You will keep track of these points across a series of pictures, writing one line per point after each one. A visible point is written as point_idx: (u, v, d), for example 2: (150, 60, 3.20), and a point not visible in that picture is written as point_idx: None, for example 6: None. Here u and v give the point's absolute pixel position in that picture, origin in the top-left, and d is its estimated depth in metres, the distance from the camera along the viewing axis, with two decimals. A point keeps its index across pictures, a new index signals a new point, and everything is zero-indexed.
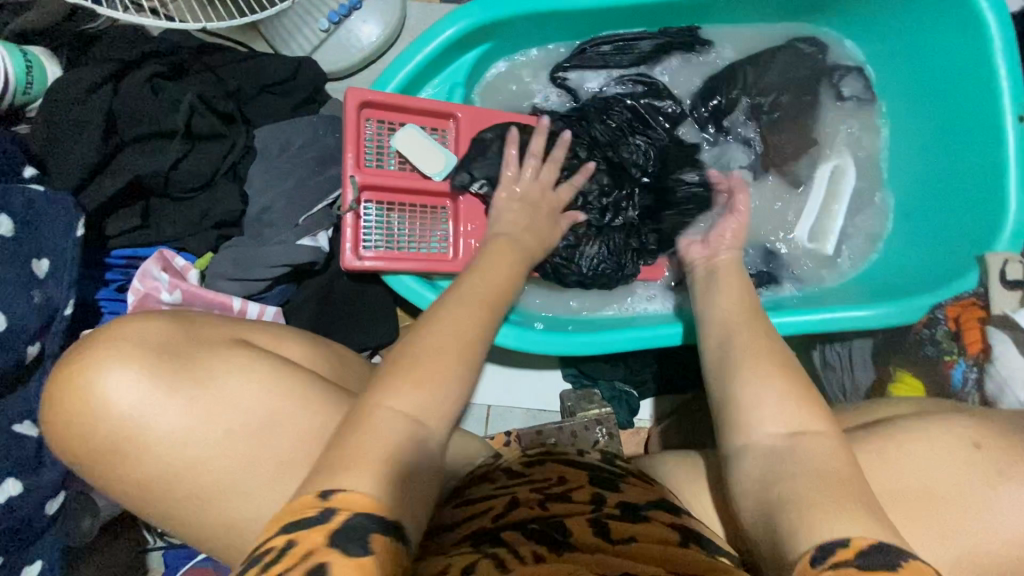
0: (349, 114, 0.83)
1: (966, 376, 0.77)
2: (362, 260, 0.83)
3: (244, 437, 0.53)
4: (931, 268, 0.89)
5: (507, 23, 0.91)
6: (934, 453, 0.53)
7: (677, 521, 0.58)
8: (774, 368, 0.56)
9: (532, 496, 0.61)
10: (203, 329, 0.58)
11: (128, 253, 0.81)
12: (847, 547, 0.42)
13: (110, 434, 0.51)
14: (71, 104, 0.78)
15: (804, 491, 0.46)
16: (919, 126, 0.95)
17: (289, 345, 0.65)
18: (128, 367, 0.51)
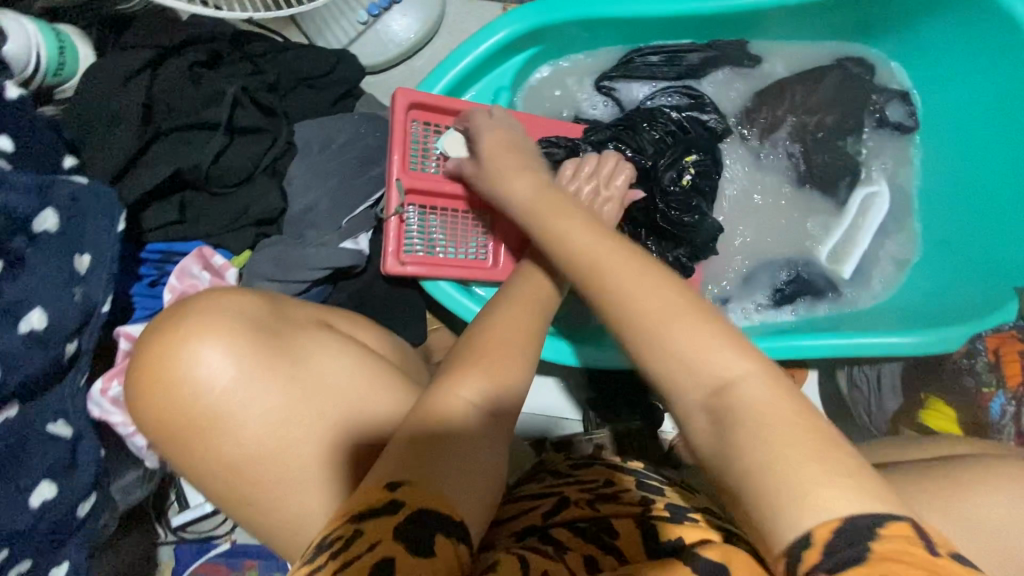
0: (397, 112, 0.80)
1: (1004, 409, 0.79)
2: (404, 264, 0.81)
3: (332, 420, 0.54)
4: (969, 296, 0.88)
5: (559, 28, 0.89)
6: (994, 494, 0.54)
7: (726, 527, 0.56)
8: (676, 314, 0.47)
9: (582, 495, 0.59)
10: (288, 309, 0.59)
11: (163, 247, 0.78)
12: (810, 536, 0.37)
13: (207, 407, 0.51)
14: (110, 89, 0.75)
15: (768, 471, 0.41)
16: (963, 153, 0.95)
17: (363, 334, 0.65)
18: (230, 339, 0.51)
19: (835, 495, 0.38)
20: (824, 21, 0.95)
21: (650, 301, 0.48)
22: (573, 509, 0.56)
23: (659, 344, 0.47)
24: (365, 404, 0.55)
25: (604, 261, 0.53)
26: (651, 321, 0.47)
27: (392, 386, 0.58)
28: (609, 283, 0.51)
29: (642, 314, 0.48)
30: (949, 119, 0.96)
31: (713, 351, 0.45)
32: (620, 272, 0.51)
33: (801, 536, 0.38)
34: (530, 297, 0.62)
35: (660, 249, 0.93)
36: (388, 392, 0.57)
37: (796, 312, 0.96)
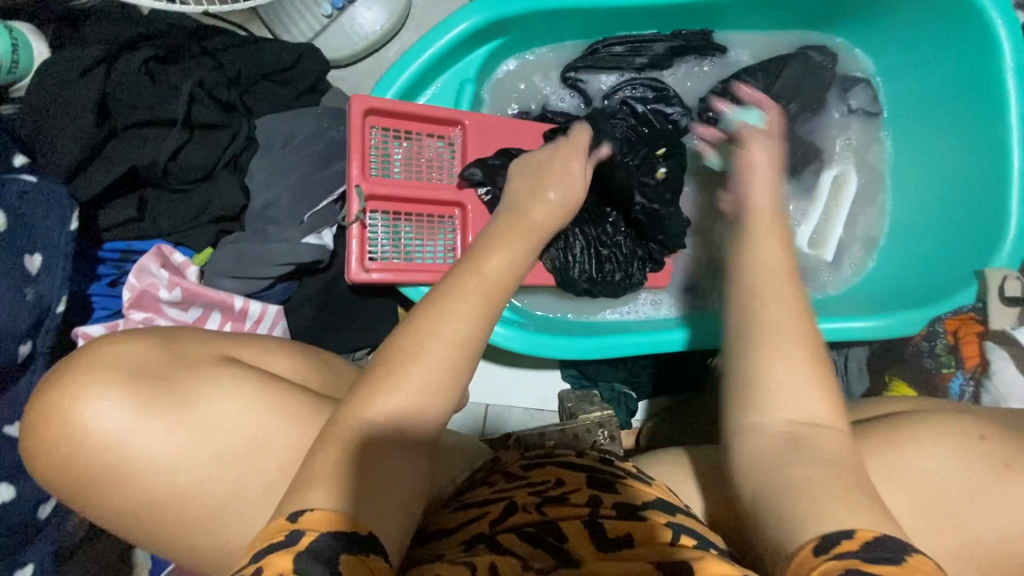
0: (354, 119, 0.80)
1: (964, 388, 0.80)
2: (368, 271, 0.81)
3: (229, 460, 0.53)
4: (931, 279, 0.89)
5: (522, 19, 0.89)
6: (945, 451, 0.52)
7: (676, 519, 0.58)
8: (802, 351, 0.46)
9: (530, 499, 0.61)
10: (186, 347, 0.57)
11: (122, 246, 0.77)
12: (851, 537, 0.37)
13: (92, 463, 0.50)
14: (61, 88, 0.73)
15: (798, 487, 0.41)
16: (923, 136, 0.96)
17: (276, 359, 0.64)
18: (109, 395, 0.51)
19: (857, 512, 0.39)
20: (787, 9, 0.95)
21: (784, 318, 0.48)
22: (519, 512, 0.59)
23: (782, 363, 0.46)
24: (266, 441, 0.54)
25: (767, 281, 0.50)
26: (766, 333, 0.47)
27: (299, 414, 0.56)
28: (749, 311, 0.49)
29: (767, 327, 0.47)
30: (913, 106, 0.97)
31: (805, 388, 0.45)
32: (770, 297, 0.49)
33: (821, 535, 0.37)
34: (478, 288, 0.51)
35: (632, 245, 0.93)
36: (297, 420, 0.55)
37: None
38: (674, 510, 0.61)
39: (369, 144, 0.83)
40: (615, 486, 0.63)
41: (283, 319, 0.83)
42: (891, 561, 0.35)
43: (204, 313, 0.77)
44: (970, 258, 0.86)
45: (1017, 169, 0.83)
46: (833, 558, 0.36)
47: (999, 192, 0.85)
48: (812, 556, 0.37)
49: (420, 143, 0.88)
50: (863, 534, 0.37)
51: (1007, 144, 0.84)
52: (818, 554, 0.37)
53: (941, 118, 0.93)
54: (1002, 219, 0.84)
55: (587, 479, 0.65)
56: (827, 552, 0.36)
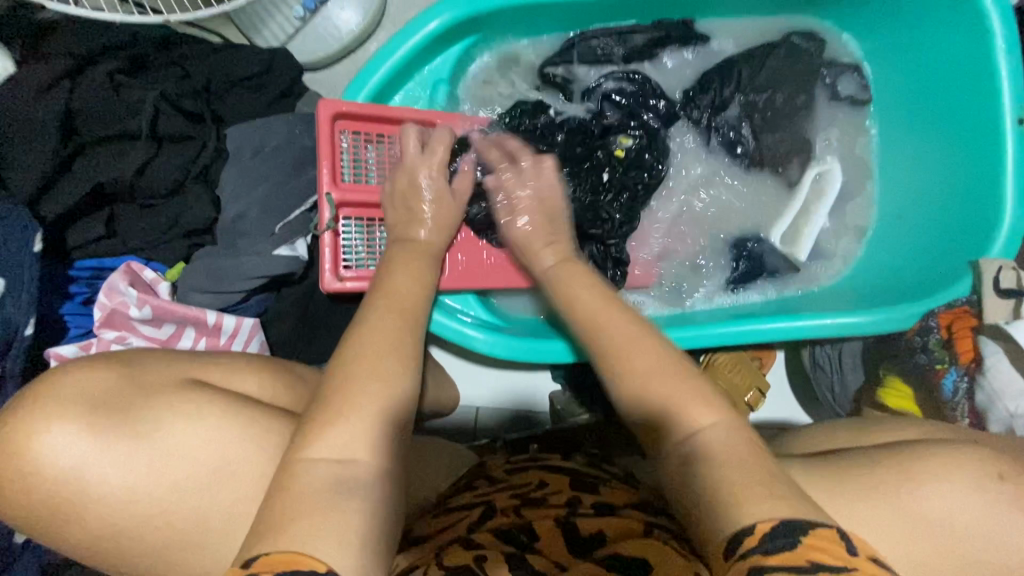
0: (323, 125, 0.78)
1: (957, 385, 0.77)
2: (342, 281, 0.79)
3: (190, 489, 0.53)
4: (924, 272, 0.87)
5: (494, 15, 0.87)
6: (951, 481, 0.54)
7: (651, 519, 0.63)
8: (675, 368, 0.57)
9: (509, 503, 0.65)
10: (147, 373, 0.57)
11: (94, 264, 0.77)
12: (753, 534, 0.42)
13: (47, 496, 0.49)
14: (22, 106, 0.72)
15: (721, 486, 0.46)
16: (911, 123, 0.93)
17: (242, 380, 0.63)
18: (64, 426, 0.50)
19: (767, 505, 0.44)
20: None
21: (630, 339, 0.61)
22: (498, 518, 0.63)
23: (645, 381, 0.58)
24: (228, 467, 0.54)
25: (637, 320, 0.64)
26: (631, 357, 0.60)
27: (258, 445, 0.56)
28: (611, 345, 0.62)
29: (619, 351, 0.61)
30: (904, 92, 0.93)
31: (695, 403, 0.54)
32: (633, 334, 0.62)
33: (738, 531, 0.43)
34: (398, 304, 0.63)
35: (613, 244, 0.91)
36: (260, 442, 0.56)
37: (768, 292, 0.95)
38: (654, 511, 0.65)
39: (340, 149, 0.81)
40: (595, 489, 0.68)
41: (260, 332, 0.81)
42: (790, 546, 0.40)
43: (179, 329, 0.76)
44: (961, 248, 0.84)
45: (1013, 155, 0.80)
46: (740, 558, 0.41)
47: (991, 180, 0.82)
48: (725, 560, 0.42)
49: (393, 147, 0.85)
50: (759, 527, 0.42)
51: (1000, 129, 0.81)
52: (728, 556, 0.42)
53: (931, 103, 0.90)
54: (997, 206, 0.81)
55: (570, 486, 0.69)
56: (732, 553, 0.42)
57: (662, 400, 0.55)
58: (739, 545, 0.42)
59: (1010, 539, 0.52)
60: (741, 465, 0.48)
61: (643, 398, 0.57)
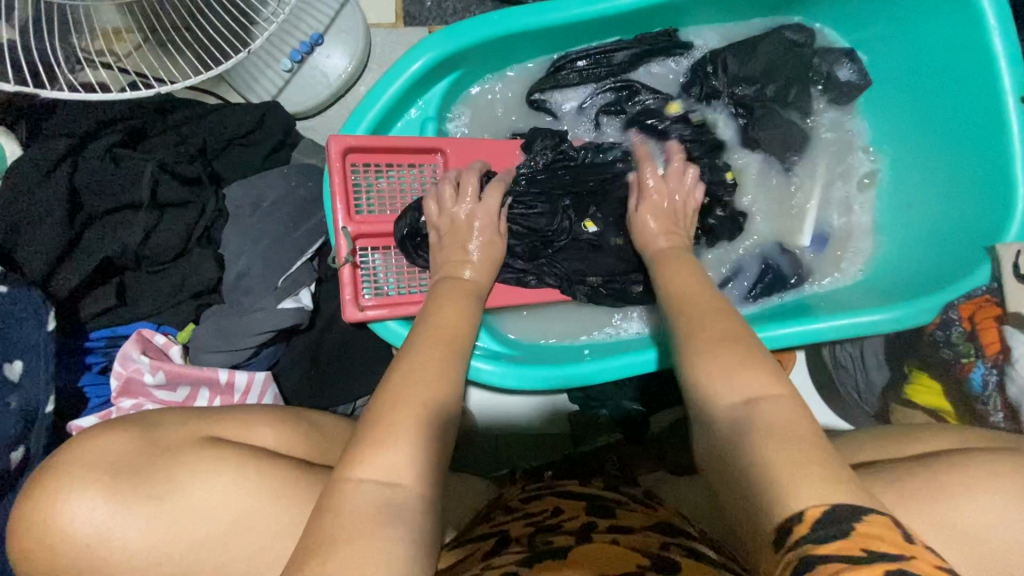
0: (334, 162, 0.79)
1: (986, 379, 0.74)
2: (364, 311, 0.80)
3: (212, 548, 0.53)
4: (939, 261, 0.84)
5: (476, 48, 0.87)
6: (1005, 506, 0.55)
7: (670, 538, 0.63)
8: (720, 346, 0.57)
9: (524, 530, 0.66)
10: (166, 433, 0.57)
11: (107, 333, 0.78)
12: (802, 520, 0.40)
13: (78, 561, 0.50)
14: (31, 188, 0.75)
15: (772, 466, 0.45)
16: (908, 112, 0.92)
17: (261, 431, 0.63)
18: (89, 495, 0.51)
19: (819, 488, 0.42)
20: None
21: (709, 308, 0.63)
22: (514, 543, 0.63)
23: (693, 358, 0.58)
24: (239, 544, 0.54)
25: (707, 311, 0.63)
26: (705, 358, 0.56)
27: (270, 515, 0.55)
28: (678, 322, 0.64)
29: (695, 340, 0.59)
30: (901, 79, 0.92)
31: (747, 379, 0.52)
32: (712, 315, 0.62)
33: (785, 516, 0.42)
34: (447, 336, 0.67)
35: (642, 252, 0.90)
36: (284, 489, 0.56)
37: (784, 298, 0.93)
38: (675, 531, 0.65)
39: (352, 183, 0.82)
40: (612, 512, 0.69)
41: (272, 384, 0.80)
42: (841, 535, 0.38)
43: (193, 391, 0.77)
44: (973, 238, 0.82)
45: (1017, 134, 0.79)
46: (790, 547, 0.40)
47: (1000, 168, 0.81)
48: (775, 550, 0.41)
49: (402, 174, 0.86)
50: (809, 514, 0.40)
51: (1002, 110, 0.80)
52: (780, 547, 0.41)
53: (928, 89, 0.88)
54: (1008, 190, 0.80)
55: (586, 506, 0.71)
56: (784, 540, 0.40)
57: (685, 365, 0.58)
58: (787, 533, 0.41)
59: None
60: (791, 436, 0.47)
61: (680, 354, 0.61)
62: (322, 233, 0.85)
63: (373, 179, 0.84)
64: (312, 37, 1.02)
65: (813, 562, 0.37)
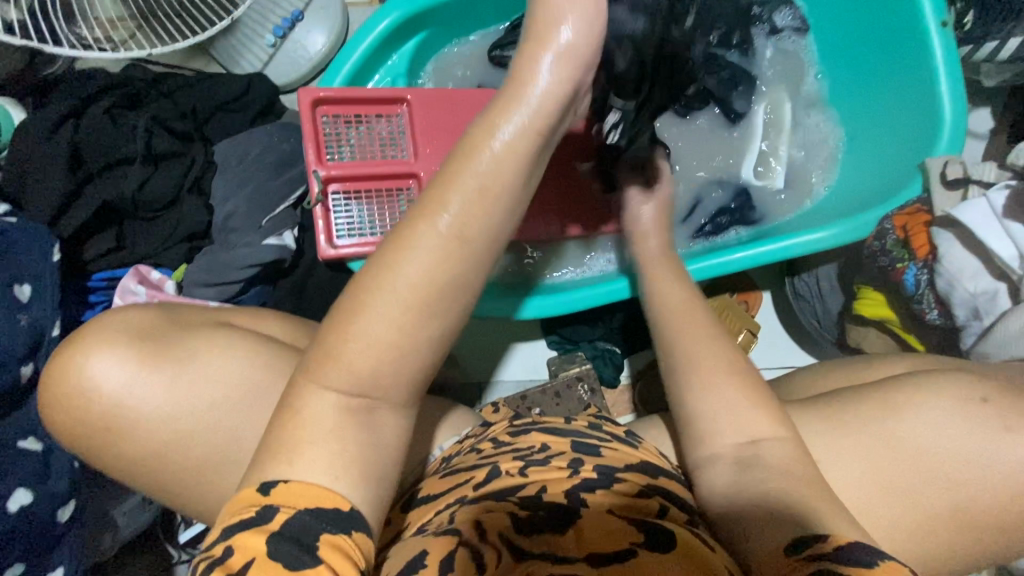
0: (303, 111, 0.87)
1: (918, 278, 0.79)
2: (336, 247, 0.87)
3: (226, 410, 0.59)
4: (880, 183, 0.90)
5: (438, 9, 0.95)
6: (933, 396, 0.61)
7: (650, 481, 0.62)
8: (720, 372, 0.61)
9: (513, 464, 0.62)
10: (187, 315, 0.64)
11: (107, 275, 0.86)
12: (826, 543, 0.46)
13: (100, 414, 0.57)
14: (39, 141, 0.83)
15: (805, 505, 0.51)
16: (848, 52, 0.98)
17: (268, 323, 0.68)
18: (115, 356, 0.57)
19: (844, 527, 0.48)
20: None
21: (680, 308, 0.70)
22: (505, 481, 0.61)
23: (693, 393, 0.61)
24: (219, 425, 0.58)
25: (680, 313, 0.69)
26: (694, 371, 0.62)
27: None
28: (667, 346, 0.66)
29: (693, 359, 0.63)
30: (838, 22, 0.98)
31: (755, 417, 0.58)
32: (682, 316, 0.69)
33: (798, 537, 0.48)
34: (486, 201, 0.48)
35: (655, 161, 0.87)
36: (270, 368, 0.61)
37: (741, 233, 0.99)
38: (656, 472, 0.64)
39: (322, 131, 0.89)
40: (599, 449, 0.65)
41: None
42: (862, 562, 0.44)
43: None
44: (911, 157, 0.87)
45: (940, 57, 0.85)
46: (806, 557, 0.46)
47: (928, 91, 0.87)
48: (790, 557, 0.47)
49: (371, 126, 0.92)
50: (836, 540, 0.47)
51: (926, 37, 0.86)
52: (795, 552, 0.47)
53: (859, 30, 0.95)
54: (936, 110, 0.85)
55: (571, 444, 0.65)
56: (798, 553, 0.47)
57: (694, 402, 0.61)
58: (807, 547, 0.47)
59: (945, 403, 0.60)
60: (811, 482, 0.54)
61: (674, 360, 0.65)
62: (302, 181, 0.92)
63: (348, 129, 0.91)
64: (294, 14, 1.10)
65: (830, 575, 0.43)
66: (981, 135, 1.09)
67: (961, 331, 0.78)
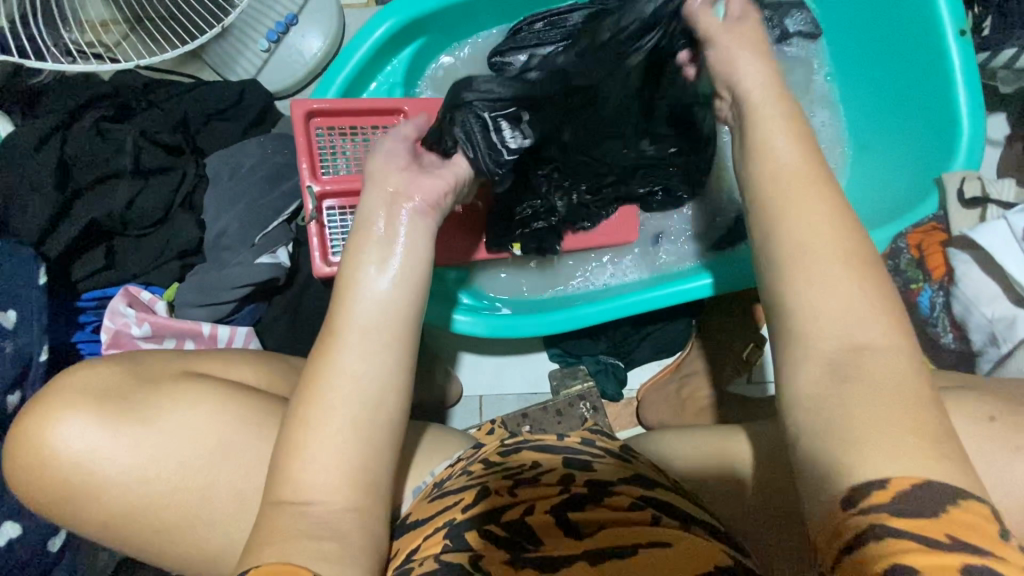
0: (297, 124, 0.83)
1: (933, 302, 0.77)
2: (331, 265, 0.84)
3: (191, 467, 0.59)
4: (897, 197, 0.85)
5: (436, 15, 0.91)
6: None
7: (647, 493, 0.58)
8: (842, 265, 0.45)
9: (502, 483, 0.60)
10: (149, 368, 0.65)
11: (97, 295, 0.84)
12: (884, 489, 0.37)
13: (65, 476, 0.58)
14: (23, 157, 0.80)
15: (865, 432, 0.40)
16: (861, 58, 0.94)
17: (239, 369, 0.70)
18: (78, 418, 0.58)
19: (913, 459, 0.38)
20: None
21: (800, 179, 0.48)
22: (493, 501, 0.58)
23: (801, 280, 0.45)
24: (200, 468, 0.60)
25: (797, 187, 0.48)
26: (799, 261, 0.45)
27: (246, 435, 0.61)
28: (779, 214, 0.47)
29: (799, 252, 0.46)
30: (850, 27, 0.95)
31: (867, 327, 0.43)
32: (800, 191, 0.48)
33: (858, 485, 0.38)
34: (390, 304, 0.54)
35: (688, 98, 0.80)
36: None
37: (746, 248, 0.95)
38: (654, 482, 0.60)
39: (316, 144, 0.86)
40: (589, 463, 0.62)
41: (255, 338, 0.87)
42: (924, 514, 0.36)
43: (178, 342, 0.82)
44: (923, 171, 0.85)
45: (958, 67, 0.82)
46: (860, 511, 0.38)
47: (946, 101, 0.83)
48: (842, 510, 0.38)
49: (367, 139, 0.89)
50: (897, 484, 0.37)
51: (943, 47, 0.83)
52: (850, 507, 0.38)
53: (873, 35, 0.92)
54: (953, 122, 0.82)
55: (563, 460, 0.63)
56: (854, 504, 0.38)
57: (799, 298, 0.45)
58: (859, 498, 0.38)
59: None
60: (895, 400, 0.40)
61: (775, 243, 0.47)
62: (296, 196, 0.88)
63: (342, 140, 0.88)
64: (287, 18, 1.07)
65: (886, 534, 0.36)
66: (997, 143, 1.05)
67: (977, 356, 0.75)
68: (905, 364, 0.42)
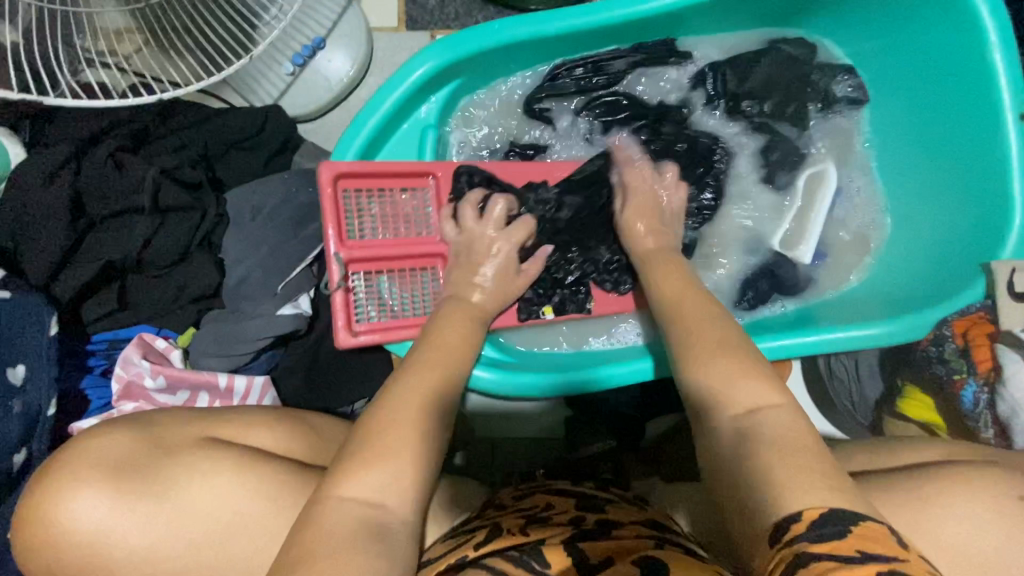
0: (325, 186, 0.79)
1: (977, 397, 0.74)
2: (356, 335, 0.81)
3: (207, 546, 0.57)
4: (939, 277, 0.83)
5: (476, 58, 0.87)
6: None
7: (659, 534, 0.58)
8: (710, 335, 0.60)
9: (515, 523, 0.61)
10: (167, 433, 0.61)
11: (108, 336, 0.81)
12: (799, 521, 0.40)
13: (76, 556, 0.55)
14: (35, 191, 0.76)
15: (778, 467, 0.44)
16: (909, 125, 0.92)
17: (258, 433, 0.67)
18: (90, 495, 0.55)
19: (823, 494, 0.41)
20: (752, 9, 0.91)
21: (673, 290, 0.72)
22: (505, 534, 0.58)
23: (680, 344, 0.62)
24: (221, 551, 0.57)
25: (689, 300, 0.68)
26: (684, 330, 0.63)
27: (265, 516, 0.59)
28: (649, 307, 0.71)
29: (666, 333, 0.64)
30: (899, 93, 0.92)
31: (720, 365, 0.55)
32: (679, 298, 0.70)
33: (784, 514, 0.41)
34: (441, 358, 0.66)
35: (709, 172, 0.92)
36: None
37: (787, 306, 0.92)
38: (665, 529, 0.60)
39: (343, 207, 0.81)
40: (603, 508, 0.64)
41: (272, 387, 0.83)
42: (836, 534, 0.38)
43: (192, 394, 0.79)
44: (967, 252, 0.82)
45: (1015, 150, 0.79)
46: (785, 544, 0.39)
47: (999, 182, 0.81)
48: (770, 547, 0.40)
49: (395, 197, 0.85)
50: (809, 515, 0.40)
51: (1000, 128, 0.80)
52: (773, 544, 0.40)
53: (925, 105, 0.89)
54: (1005, 204, 0.80)
55: (575, 505, 0.64)
56: (779, 540, 0.40)
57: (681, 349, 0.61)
58: (785, 531, 0.40)
59: None
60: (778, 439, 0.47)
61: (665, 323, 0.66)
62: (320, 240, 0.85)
63: (373, 199, 0.83)
64: (315, 41, 1.02)
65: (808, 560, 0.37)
66: None
67: None
68: (794, 415, 0.49)
